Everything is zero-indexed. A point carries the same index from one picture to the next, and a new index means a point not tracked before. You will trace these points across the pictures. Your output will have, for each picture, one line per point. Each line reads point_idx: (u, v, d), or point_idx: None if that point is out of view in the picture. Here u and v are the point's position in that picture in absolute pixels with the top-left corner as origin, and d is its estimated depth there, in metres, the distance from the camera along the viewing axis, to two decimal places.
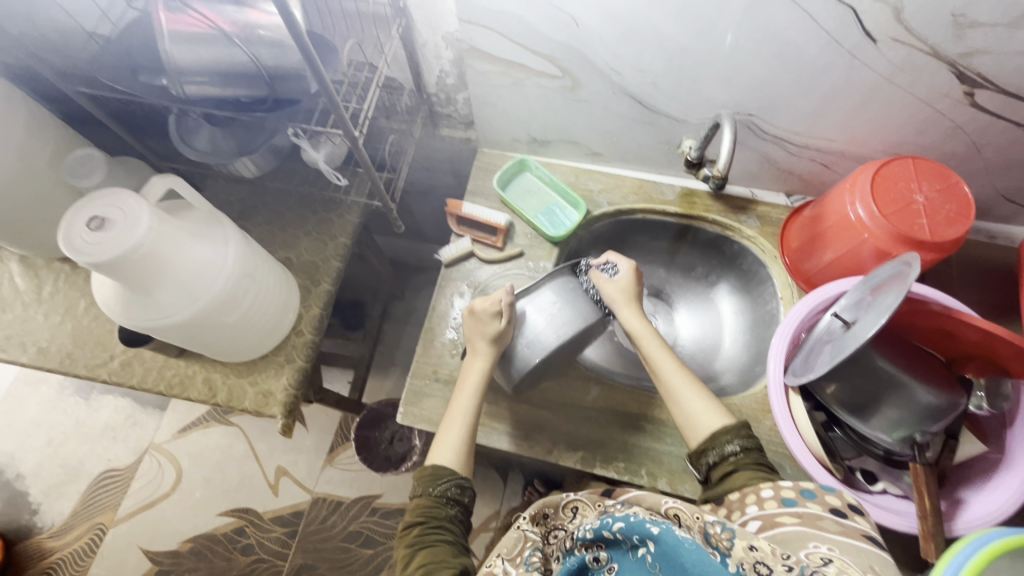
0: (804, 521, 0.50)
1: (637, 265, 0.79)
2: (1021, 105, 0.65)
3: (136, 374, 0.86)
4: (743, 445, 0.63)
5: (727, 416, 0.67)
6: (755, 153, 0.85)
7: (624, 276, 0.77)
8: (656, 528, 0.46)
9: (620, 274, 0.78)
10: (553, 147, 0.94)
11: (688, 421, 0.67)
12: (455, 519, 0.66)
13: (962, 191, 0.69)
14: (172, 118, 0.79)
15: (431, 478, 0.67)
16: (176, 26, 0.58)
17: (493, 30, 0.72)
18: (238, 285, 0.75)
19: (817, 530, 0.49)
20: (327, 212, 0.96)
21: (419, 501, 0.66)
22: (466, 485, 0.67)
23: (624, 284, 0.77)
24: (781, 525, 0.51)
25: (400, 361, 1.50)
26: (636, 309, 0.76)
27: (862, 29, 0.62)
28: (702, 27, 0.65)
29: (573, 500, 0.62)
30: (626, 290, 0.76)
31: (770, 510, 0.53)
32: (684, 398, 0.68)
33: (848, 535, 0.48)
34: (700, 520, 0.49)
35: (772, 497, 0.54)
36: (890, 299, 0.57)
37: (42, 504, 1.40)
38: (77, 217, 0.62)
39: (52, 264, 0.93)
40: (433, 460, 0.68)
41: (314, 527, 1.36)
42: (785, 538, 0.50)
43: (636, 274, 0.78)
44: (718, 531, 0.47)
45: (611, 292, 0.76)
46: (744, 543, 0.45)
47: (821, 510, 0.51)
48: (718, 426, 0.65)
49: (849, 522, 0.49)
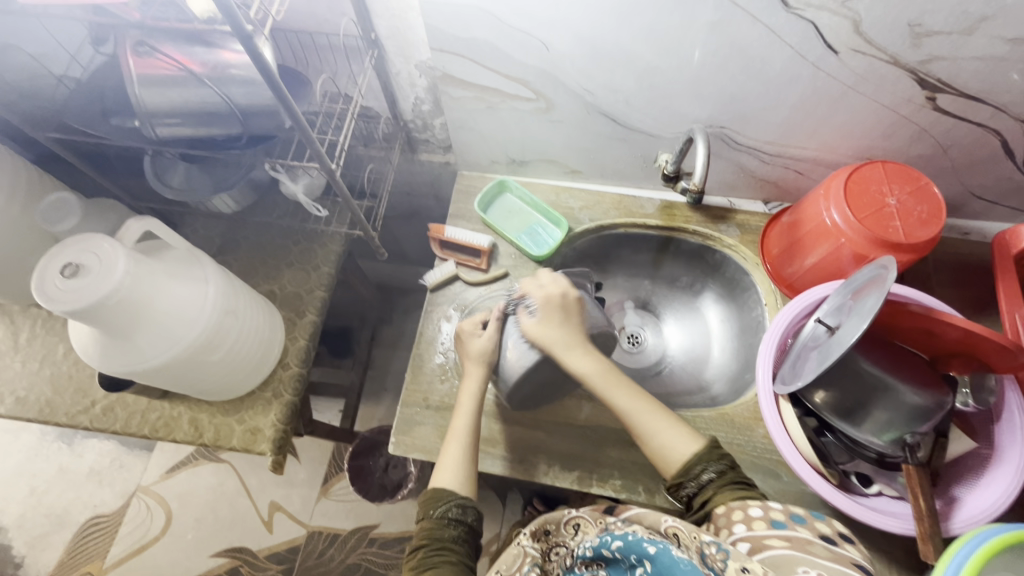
0: (794, 544, 0.51)
1: (552, 295, 0.72)
2: (983, 107, 0.67)
3: (119, 419, 0.84)
4: (718, 469, 0.63)
5: (699, 439, 0.66)
6: (729, 163, 0.86)
7: (543, 313, 0.70)
8: (653, 548, 0.46)
9: (540, 311, 0.71)
10: (532, 166, 0.95)
11: (660, 455, 0.66)
12: (460, 540, 0.64)
13: (932, 191, 0.71)
14: (147, 158, 0.78)
15: (432, 499, 0.66)
16: (144, 70, 0.58)
17: (465, 57, 0.73)
18: (220, 323, 0.74)
19: (806, 554, 0.50)
20: (310, 242, 0.95)
21: (422, 525, 0.65)
22: (467, 505, 0.66)
23: (546, 325, 0.69)
24: (770, 547, 0.52)
25: (392, 386, 1.48)
26: (578, 350, 0.68)
27: (825, 41, 0.63)
28: (669, 45, 0.67)
29: (575, 517, 0.61)
30: (556, 331, 0.69)
31: (758, 531, 0.54)
32: (655, 431, 0.66)
33: (838, 561, 0.49)
34: (697, 540, 0.50)
35: (761, 517, 0.55)
36: (871, 302, 0.58)
37: (27, 556, 1.36)
38: (52, 265, 0.61)
39: (29, 309, 0.91)
40: (438, 480, 0.67)
41: (311, 562, 1.32)
42: (778, 561, 0.50)
43: (555, 303, 0.71)
44: (713, 552, 0.47)
45: (545, 337, 0.68)
46: (737, 563, 0.45)
47: (811, 535, 0.52)
48: (691, 451, 0.65)
49: (838, 549, 0.50)
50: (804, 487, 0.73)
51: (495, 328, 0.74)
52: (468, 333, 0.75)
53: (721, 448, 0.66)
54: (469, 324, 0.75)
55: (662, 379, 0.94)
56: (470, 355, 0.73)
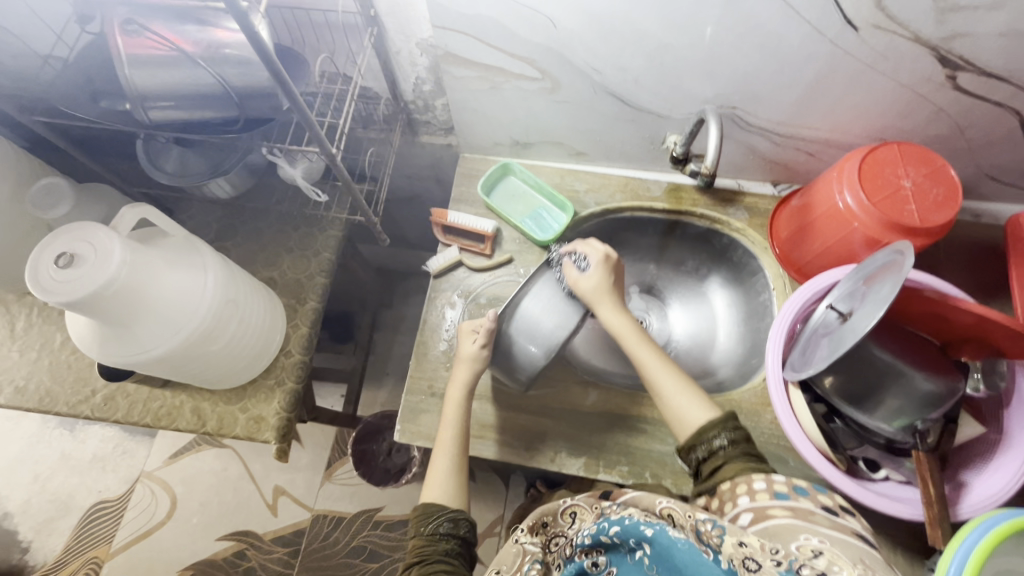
0: (796, 514, 0.51)
1: (607, 255, 0.75)
2: (1005, 86, 0.65)
3: (120, 409, 0.83)
4: (730, 438, 0.62)
5: (714, 409, 0.65)
6: (739, 145, 0.84)
7: (596, 271, 0.73)
8: (650, 530, 0.46)
9: (592, 267, 0.74)
10: (537, 149, 0.93)
11: (675, 416, 0.66)
12: (453, 554, 0.63)
13: (948, 173, 0.69)
14: (139, 143, 0.75)
15: (424, 516, 0.65)
16: (134, 49, 0.55)
17: (469, 35, 0.70)
18: (221, 312, 0.72)
19: (809, 524, 0.49)
20: (309, 228, 0.93)
21: (414, 542, 0.64)
22: (459, 518, 0.65)
23: (597, 278, 0.72)
24: (772, 518, 0.51)
25: (394, 370, 1.47)
26: (611, 304, 0.73)
27: (844, 17, 0.61)
28: (681, 21, 0.64)
29: (572, 505, 0.60)
30: (600, 284, 0.72)
31: (761, 503, 0.53)
32: (669, 394, 0.67)
33: (840, 530, 0.48)
34: (692, 518, 0.48)
35: (765, 490, 0.54)
36: (887, 289, 0.56)
37: (33, 541, 1.37)
38: (45, 251, 0.59)
39: (24, 298, 0.89)
40: (426, 497, 0.67)
41: (317, 545, 1.34)
42: (778, 530, 0.50)
43: (607, 265, 0.74)
44: (709, 529, 0.46)
45: (588, 288, 0.71)
46: (733, 539, 0.44)
47: (813, 505, 0.51)
48: (705, 418, 0.64)
49: (841, 519, 0.50)
50: (811, 472, 0.73)
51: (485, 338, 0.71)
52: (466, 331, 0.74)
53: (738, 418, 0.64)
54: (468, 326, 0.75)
55: None
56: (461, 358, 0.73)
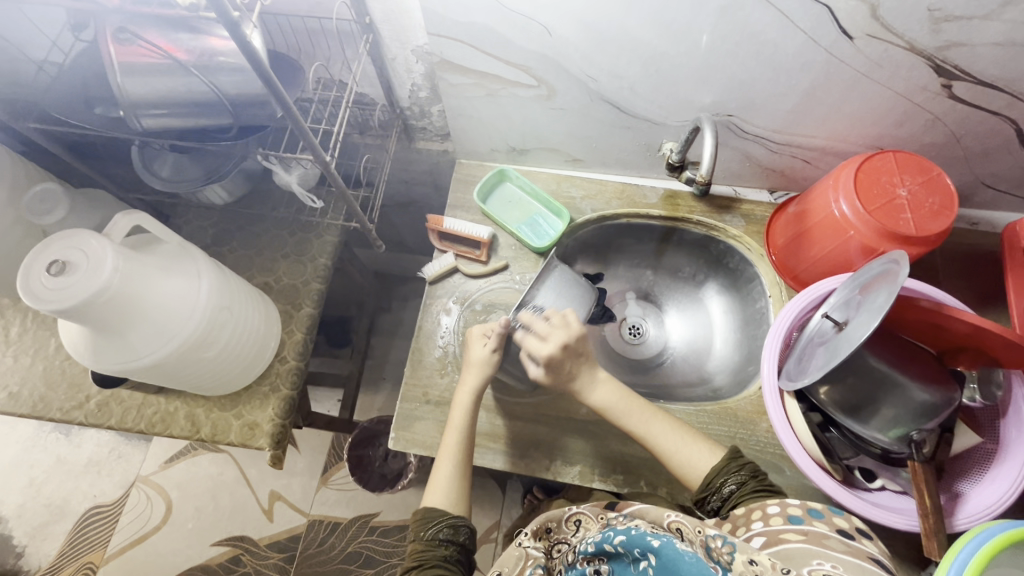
0: (809, 538, 0.49)
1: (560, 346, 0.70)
2: (1000, 95, 0.65)
3: (114, 415, 0.83)
4: (738, 480, 0.63)
5: (718, 452, 0.67)
6: (735, 152, 0.84)
7: (545, 368, 0.70)
8: (657, 541, 0.46)
9: (541, 364, 0.70)
10: (533, 155, 0.93)
11: (680, 470, 0.67)
12: (452, 561, 0.63)
13: (944, 182, 0.69)
14: (134, 148, 0.76)
15: (423, 521, 0.65)
16: (127, 58, 0.55)
17: (465, 42, 0.70)
18: (215, 319, 0.72)
19: (822, 548, 0.48)
20: (305, 233, 0.93)
21: (413, 546, 0.64)
22: (459, 524, 0.65)
23: (547, 373, 0.71)
24: (785, 541, 0.50)
25: (391, 374, 1.47)
26: (585, 383, 0.72)
27: (839, 26, 0.61)
28: (677, 30, 0.64)
29: (576, 513, 0.60)
30: (553, 376, 0.71)
31: (774, 526, 0.52)
32: (670, 453, 0.67)
33: (854, 555, 0.46)
34: (700, 534, 0.48)
35: (778, 514, 0.53)
36: (882, 299, 0.56)
37: (27, 546, 1.36)
38: (39, 260, 0.59)
39: (18, 303, 0.89)
40: (427, 502, 0.67)
41: (312, 550, 1.33)
42: (790, 553, 0.48)
43: (560, 355, 0.70)
44: (719, 545, 0.46)
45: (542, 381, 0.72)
46: (743, 556, 0.44)
47: (827, 530, 0.50)
48: (711, 466, 0.65)
49: (856, 544, 0.48)
50: (807, 481, 0.73)
51: (499, 344, 0.73)
52: (476, 336, 0.75)
53: (742, 457, 0.65)
54: (478, 330, 0.75)
55: (663, 371, 0.94)
56: (470, 362, 0.74)
